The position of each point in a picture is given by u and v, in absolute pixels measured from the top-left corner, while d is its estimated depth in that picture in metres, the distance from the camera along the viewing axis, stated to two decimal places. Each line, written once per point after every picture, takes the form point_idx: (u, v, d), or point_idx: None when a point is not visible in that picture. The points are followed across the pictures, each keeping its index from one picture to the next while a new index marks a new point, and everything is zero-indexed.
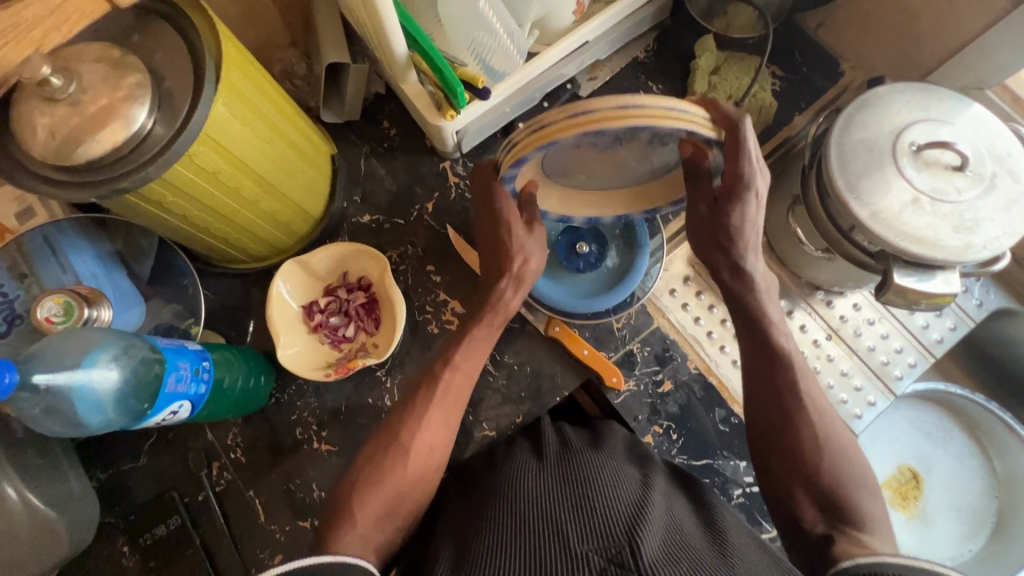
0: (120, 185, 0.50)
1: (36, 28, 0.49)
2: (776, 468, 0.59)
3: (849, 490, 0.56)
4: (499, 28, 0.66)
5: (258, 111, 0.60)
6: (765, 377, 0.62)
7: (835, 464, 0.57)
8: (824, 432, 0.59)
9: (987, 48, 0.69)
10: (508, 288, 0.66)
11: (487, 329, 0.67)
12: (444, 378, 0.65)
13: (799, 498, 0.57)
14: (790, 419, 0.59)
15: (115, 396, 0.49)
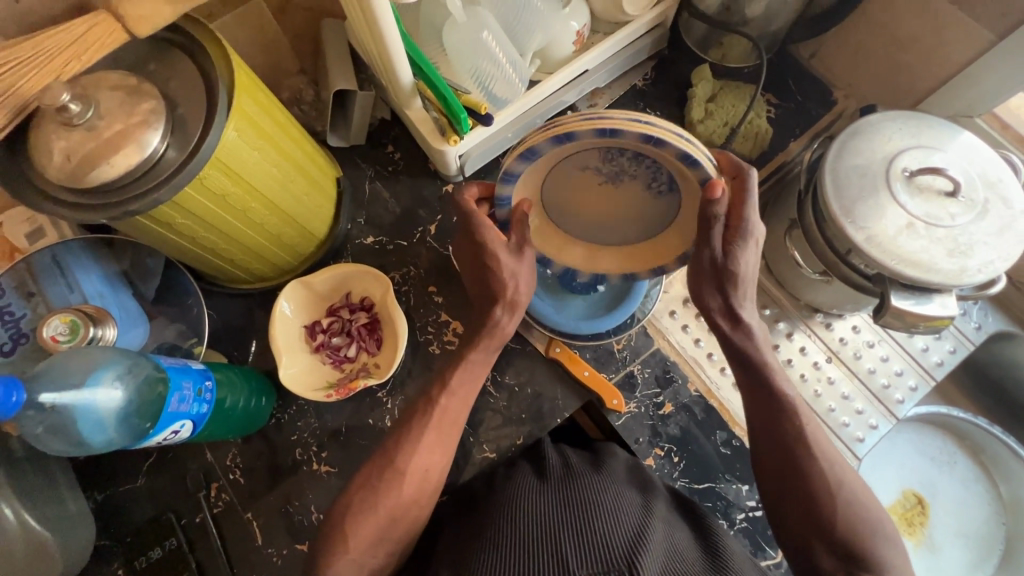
0: (131, 208, 0.52)
1: (56, 57, 0.51)
2: (782, 496, 0.59)
3: (855, 515, 0.57)
4: (502, 58, 0.70)
5: (267, 136, 0.61)
6: (763, 406, 0.61)
7: (840, 490, 0.58)
8: (827, 457, 0.59)
9: (975, 78, 0.71)
10: (502, 316, 0.64)
11: (487, 353, 0.66)
12: (441, 401, 0.64)
13: (807, 526, 0.58)
14: (794, 447, 0.59)
15: (117, 415, 0.49)
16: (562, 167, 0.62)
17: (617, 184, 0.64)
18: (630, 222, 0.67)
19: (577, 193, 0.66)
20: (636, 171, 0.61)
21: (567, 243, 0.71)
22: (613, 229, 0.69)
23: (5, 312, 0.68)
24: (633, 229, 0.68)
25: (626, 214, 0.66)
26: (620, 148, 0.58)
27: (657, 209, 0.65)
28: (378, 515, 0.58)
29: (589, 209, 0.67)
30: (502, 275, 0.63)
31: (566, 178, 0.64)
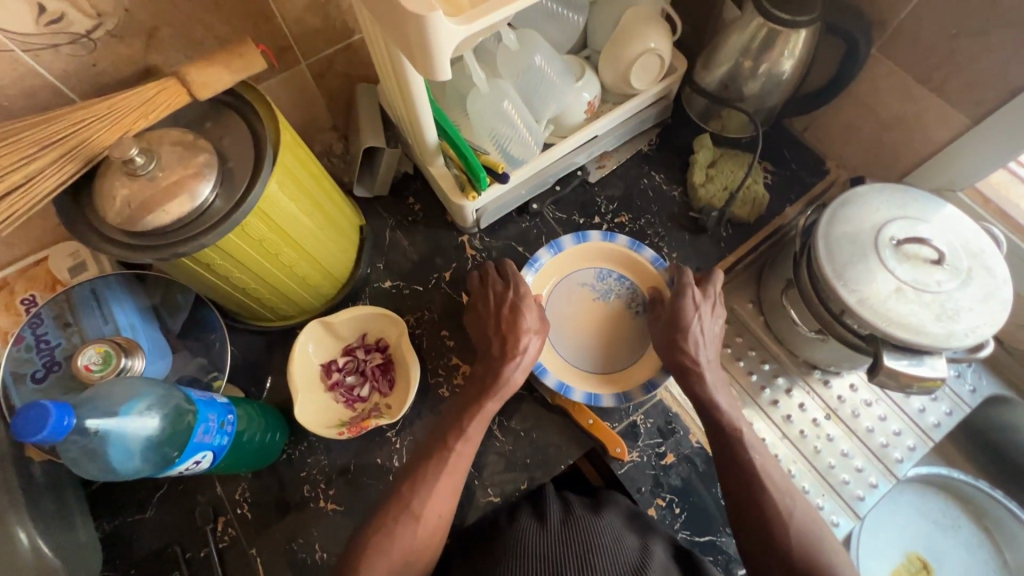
0: (179, 249, 0.56)
1: (122, 115, 0.57)
2: (754, 539, 0.62)
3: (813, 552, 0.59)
4: (519, 123, 0.76)
5: (304, 188, 0.67)
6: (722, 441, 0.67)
7: (805, 530, 0.61)
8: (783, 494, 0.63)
9: (954, 155, 0.77)
10: (514, 371, 0.71)
11: (496, 400, 0.70)
12: (456, 446, 0.67)
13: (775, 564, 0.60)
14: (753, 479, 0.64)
15: (148, 443, 0.52)
16: (566, 287, 0.84)
17: (604, 313, 0.83)
18: (616, 347, 0.81)
19: (574, 317, 0.83)
20: (618, 300, 0.84)
21: (561, 371, 0.79)
22: (602, 364, 0.80)
23: (42, 340, 0.72)
24: (617, 360, 0.81)
25: (612, 341, 0.81)
26: (607, 271, 0.85)
27: (638, 335, 0.82)
28: (385, 555, 0.59)
29: (582, 333, 0.82)
30: (532, 325, 0.73)
31: (568, 296, 0.83)
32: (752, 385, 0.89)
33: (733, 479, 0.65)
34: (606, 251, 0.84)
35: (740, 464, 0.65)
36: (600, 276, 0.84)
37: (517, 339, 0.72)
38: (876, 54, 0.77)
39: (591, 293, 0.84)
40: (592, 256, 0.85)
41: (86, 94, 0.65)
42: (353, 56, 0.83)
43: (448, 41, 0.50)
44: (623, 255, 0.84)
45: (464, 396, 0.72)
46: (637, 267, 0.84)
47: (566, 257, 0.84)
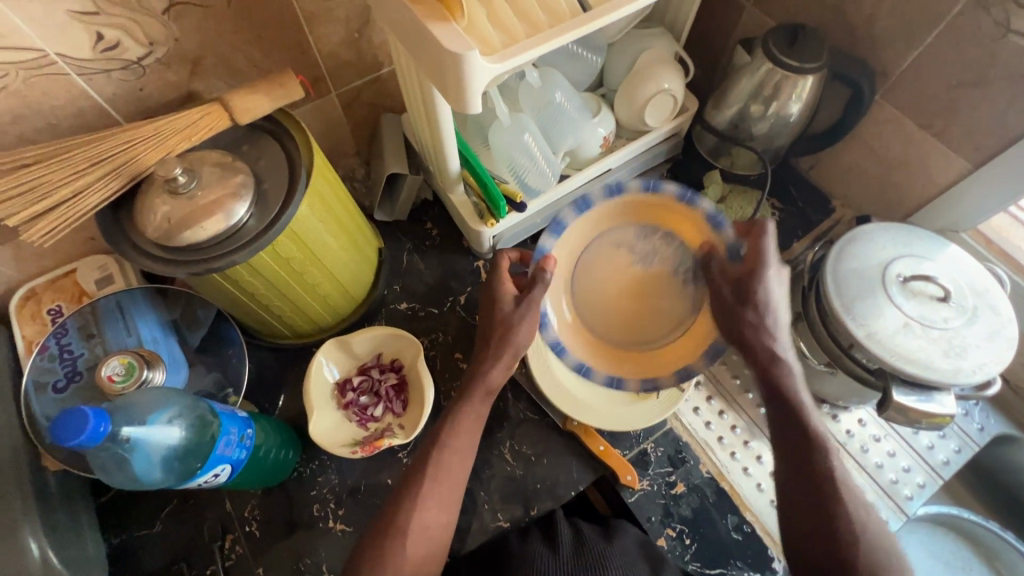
0: (211, 265, 0.58)
1: (165, 135, 0.59)
2: (799, 520, 0.59)
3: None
4: (538, 156, 0.79)
5: (331, 210, 0.70)
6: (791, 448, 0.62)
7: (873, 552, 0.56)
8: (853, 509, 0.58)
9: (956, 197, 0.80)
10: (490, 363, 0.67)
11: (483, 402, 0.68)
12: (434, 454, 0.64)
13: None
14: (820, 491, 0.59)
15: (174, 454, 0.53)
16: (600, 245, 0.78)
17: (643, 277, 0.77)
18: (650, 318, 0.76)
19: (606, 277, 0.78)
20: (661, 259, 0.77)
21: (585, 348, 0.76)
22: (628, 333, 0.77)
23: (65, 350, 0.74)
24: (643, 330, 0.76)
25: (646, 311, 0.76)
26: (648, 230, 0.77)
27: (677, 303, 0.76)
28: None
29: (614, 300, 0.77)
30: (507, 313, 0.69)
31: (599, 257, 0.78)
32: (762, 417, 0.86)
33: (791, 465, 0.61)
34: (644, 206, 0.77)
35: (803, 450, 0.61)
36: (641, 236, 0.78)
37: (506, 342, 0.67)
38: (880, 100, 0.80)
39: (628, 256, 0.78)
40: (630, 211, 0.77)
41: (131, 116, 0.68)
42: (380, 87, 0.87)
43: (481, 78, 0.53)
44: (667, 213, 0.77)
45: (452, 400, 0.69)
46: (682, 224, 0.76)
47: (600, 215, 0.77)
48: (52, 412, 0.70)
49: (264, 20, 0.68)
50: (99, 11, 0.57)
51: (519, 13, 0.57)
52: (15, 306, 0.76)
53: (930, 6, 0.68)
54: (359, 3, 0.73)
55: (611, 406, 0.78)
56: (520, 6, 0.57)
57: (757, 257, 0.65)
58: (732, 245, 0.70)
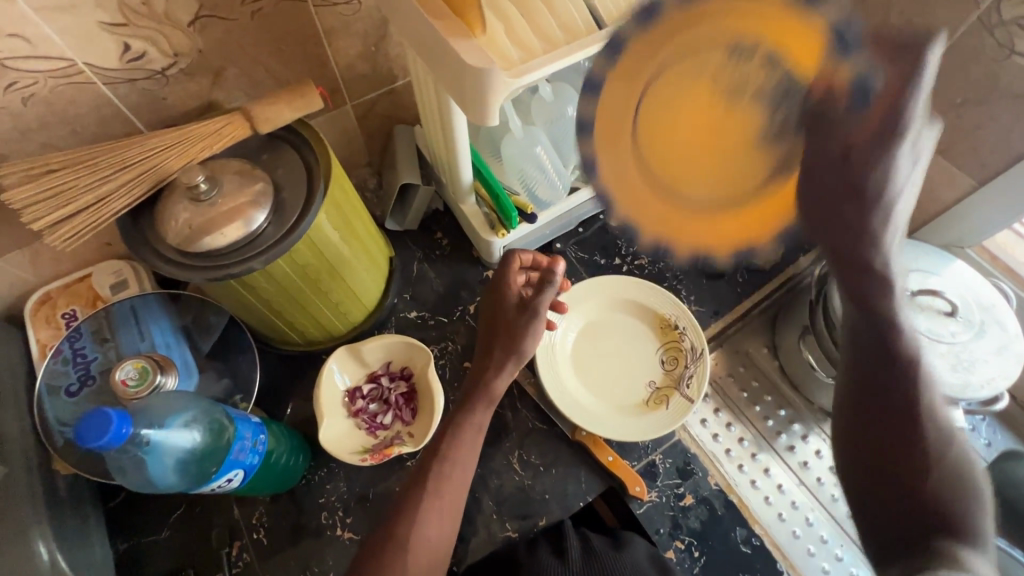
0: (229, 271, 0.59)
1: (186, 142, 0.60)
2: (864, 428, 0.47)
3: (960, 532, 0.42)
4: (549, 168, 0.81)
5: (347, 219, 0.71)
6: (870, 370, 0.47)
7: (957, 500, 0.43)
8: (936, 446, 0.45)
9: (962, 214, 0.81)
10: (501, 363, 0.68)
11: (484, 412, 0.68)
12: (434, 466, 0.64)
13: (905, 545, 0.43)
14: (898, 421, 0.46)
15: (190, 458, 0.53)
16: (663, 83, 0.40)
17: (727, 126, 0.42)
18: (734, 178, 0.43)
19: (604, 311, 0.85)
20: (757, 93, 0.40)
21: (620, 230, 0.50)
22: (704, 187, 0.43)
23: (79, 353, 0.74)
24: (636, 359, 0.83)
25: (725, 180, 0.43)
26: (748, 44, 0.38)
27: (777, 175, 0.43)
28: None
29: (681, 163, 0.43)
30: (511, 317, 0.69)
31: (656, 94, 0.41)
32: (768, 429, 0.87)
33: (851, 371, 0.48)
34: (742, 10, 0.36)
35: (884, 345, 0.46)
36: (735, 56, 0.39)
37: (513, 350, 0.68)
38: None
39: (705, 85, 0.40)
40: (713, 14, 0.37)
41: (153, 124, 0.70)
42: (394, 99, 0.88)
43: (499, 92, 0.54)
44: (771, 10, 0.36)
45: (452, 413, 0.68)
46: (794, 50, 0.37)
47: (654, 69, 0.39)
48: (65, 415, 0.71)
49: (285, 32, 0.70)
50: (128, 23, 0.59)
51: (536, 29, 0.58)
52: (30, 310, 0.77)
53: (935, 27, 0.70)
54: (376, 17, 0.74)
55: (609, 414, 0.79)
56: (536, 22, 0.59)
57: (898, 96, 0.35)
58: (856, 79, 0.36)
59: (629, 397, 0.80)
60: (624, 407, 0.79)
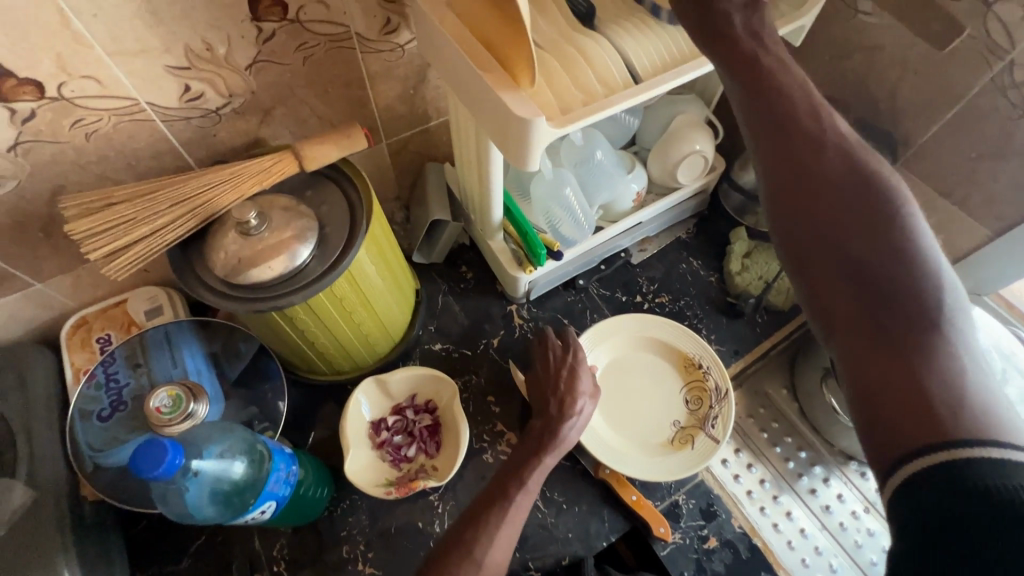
0: (273, 303, 0.61)
1: (237, 177, 0.63)
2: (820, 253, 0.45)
3: (961, 394, 0.37)
4: (577, 208, 0.83)
5: (384, 255, 0.73)
6: (820, 234, 0.45)
7: (936, 343, 0.39)
8: (905, 286, 0.40)
9: (980, 263, 0.83)
10: (572, 423, 0.70)
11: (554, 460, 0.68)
12: (517, 497, 0.63)
13: (896, 392, 0.39)
14: (853, 259, 0.43)
15: (231, 490, 0.55)
16: None
17: None
18: None
19: (627, 348, 0.87)
20: None
21: None
22: None
23: (111, 378, 0.75)
24: (659, 396, 0.84)
25: None
26: None
27: None
28: None
29: None
30: (587, 388, 0.73)
31: None
32: (788, 471, 0.87)
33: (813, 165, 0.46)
34: None
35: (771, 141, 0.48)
36: None
37: (575, 396, 0.72)
38: (902, 169, 0.85)
39: None
40: None
41: (202, 158, 0.73)
42: (427, 137, 0.92)
43: (543, 140, 0.57)
44: None
45: (513, 461, 0.68)
46: None
47: None
48: (96, 441, 0.72)
49: (333, 76, 0.73)
50: (191, 66, 0.62)
51: (576, 81, 0.62)
52: (66, 334, 0.78)
53: (949, 87, 0.73)
54: (417, 64, 0.78)
55: (631, 450, 0.79)
56: (575, 75, 0.62)
57: None
58: None
59: (652, 434, 0.81)
60: (647, 444, 0.80)
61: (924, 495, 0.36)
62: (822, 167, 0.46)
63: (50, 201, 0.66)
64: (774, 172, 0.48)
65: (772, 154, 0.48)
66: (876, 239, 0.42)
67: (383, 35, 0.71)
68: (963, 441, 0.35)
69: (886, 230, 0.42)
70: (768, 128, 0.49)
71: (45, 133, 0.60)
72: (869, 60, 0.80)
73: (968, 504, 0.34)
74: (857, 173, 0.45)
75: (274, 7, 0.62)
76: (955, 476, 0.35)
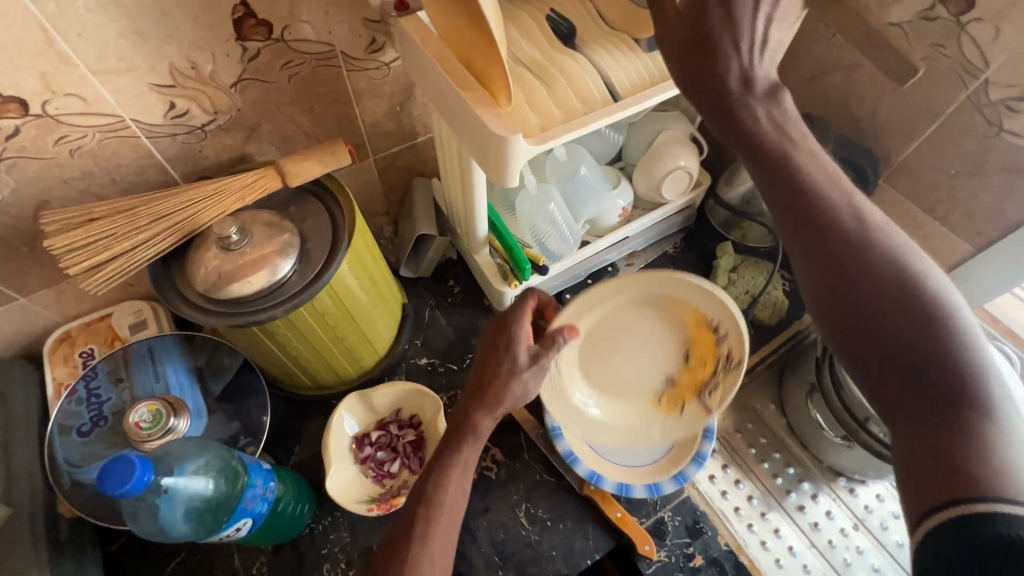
0: (253, 318, 0.61)
1: (217, 193, 0.63)
2: (846, 309, 0.44)
3: (1004, 454, 0.36)
4: (562, 224, 0.84)
5: (367, 269, 0.73)
6: (844, 290, 0.44)
7: (977, 418, 0.37)
8: (936, 345, 0.39)
9: (964, 277, 0.83)
10: (482, 412, 0.62)
11: (471, 449, 0.61)
12: None
13: (933, 450, 0.38)
14: (878, 315, 0.42)
15: (204, 507, 0.55)
16: None
17: None
18: None
19: (631, 304, 0.77)
20: None
21: None
22: None
23: (93, 393, 0.75)
24: (659, 359, 0.78)
25: None
26: None
27: None
28: None
29: None
30: (517, 364, 0.64)
31: None
32: (777, 487, 0.86)
33: (833, 224, 0.45)
34: None
35: (787, 199, 0.47)
36: None
37: (500, 396, 0.62)
38: (884, 185, 0.85)
39: None
40: None
41: (188, 174, 0.73)
42: (415, 153, 0.92)
43: (522, 156, 0.58)
44: None
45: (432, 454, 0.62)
46: None
47: None
48: (75, 457, 0.71)
49: (318, 94, 0.74)
50: (177, 84, 0.63)
51: (556, 100, 0.63)
52: (49, 348, 0.78)
53: (924, 105, 0.74)
54: (403, 82, 0.79)
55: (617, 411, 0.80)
56: (555, 94, 0.63)
57: None
58: None
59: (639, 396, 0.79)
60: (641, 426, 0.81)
61: (961, 551, 0.34)
62: (842, 223, 0.45)
63: (35, 216, 0.67)
64: (789, 226, 0.47)
65: (790, 210, 0.47)
66: (898, 294, 0.42)
67: (369, 53, 0.72)
68: (999, 498, 0.34)
69: (910, 289, 0.42)
70: (784, 185, 0.48)
71: (29, 150, 0.61)
72: (849, 78, 0.81)
73: (996, 554, 0.33)
74: (869, 233, 0.45)
75: (259, 27, 0.63)
76: (992, 528, 0.33)
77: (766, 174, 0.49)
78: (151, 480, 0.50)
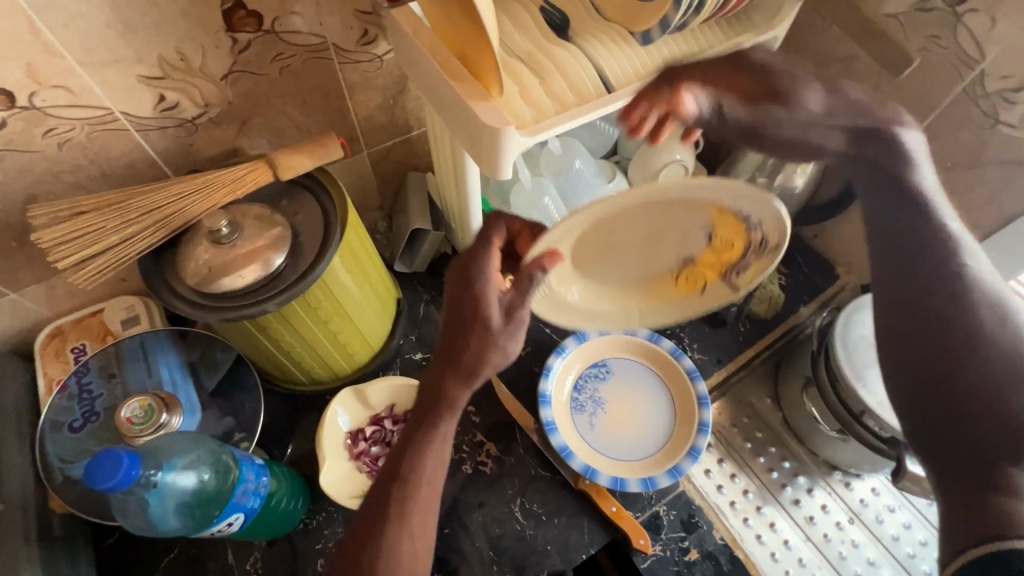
0: (244, 312, 0.61)
1: (208, 186, 0.63)
2: (932, 383, 0.57)
3: None
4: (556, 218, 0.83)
5: (361, 263, 0.73)
6: (945, 367, 0.56)
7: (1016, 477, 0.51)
8: (1000, 418, 0.53)
9: None
10: (457, 385, 0.56)
11: (448, 425, 0.57)
12: None
13: (985, 500, 0.51)
14: (976, 389, 0.55)
15: (194, 502, 0.55)
16: None
17: None
18: None
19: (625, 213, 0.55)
20: None
21: None
22: None
23: (85, 389, 0.74)
24: (676, 244, 0.63)
25: None
26: None
27: None
28: None
29: None
30: (494, 328, 0.54)
31: None
32: (772, 482, 0.86)
33: (944, 306, 0.58)
34: None
35: (911, 277, 0.60)
36: None
37: (475, 368, 0.55)
38: None
39: None
40: None
41: (179, 168, 0.72)
42: (409, 147, 0.91)
43: (514, 148, 0.57)
44: None
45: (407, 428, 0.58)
46: None
47: None
48: (66, 452, 0.71)
49: (310, 86, 0.73)
50: (165, 76, 0.63)
51: (549, 91, 0.62)
52: (41, 344, 0.78)
53: (920, 98, 0.74)
54: (397, 75, 0.78)
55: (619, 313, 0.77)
56: (548, 85, 0.62)
57: None
58: None
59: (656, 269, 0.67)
60: (649, 411, 0.84)
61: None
62: (951, 310, 0.58)
63: (23, 210, 0.66)
64: (906, 311, 0.60)
65: (906, 296, 0.60)
66: (973, 374, 0.55)
67: (361, 46, 0.71)
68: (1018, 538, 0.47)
69: (981, 369, 0.55)
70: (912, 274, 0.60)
71: (17, 142, 0.60)
72: (845, 70, 0.80)
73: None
74: (974, 318, 0.57)
75: (248, 18, 0.62)
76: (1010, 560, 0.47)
77: (891, 261, 0.62)
78: (138, 474, 0.50)
